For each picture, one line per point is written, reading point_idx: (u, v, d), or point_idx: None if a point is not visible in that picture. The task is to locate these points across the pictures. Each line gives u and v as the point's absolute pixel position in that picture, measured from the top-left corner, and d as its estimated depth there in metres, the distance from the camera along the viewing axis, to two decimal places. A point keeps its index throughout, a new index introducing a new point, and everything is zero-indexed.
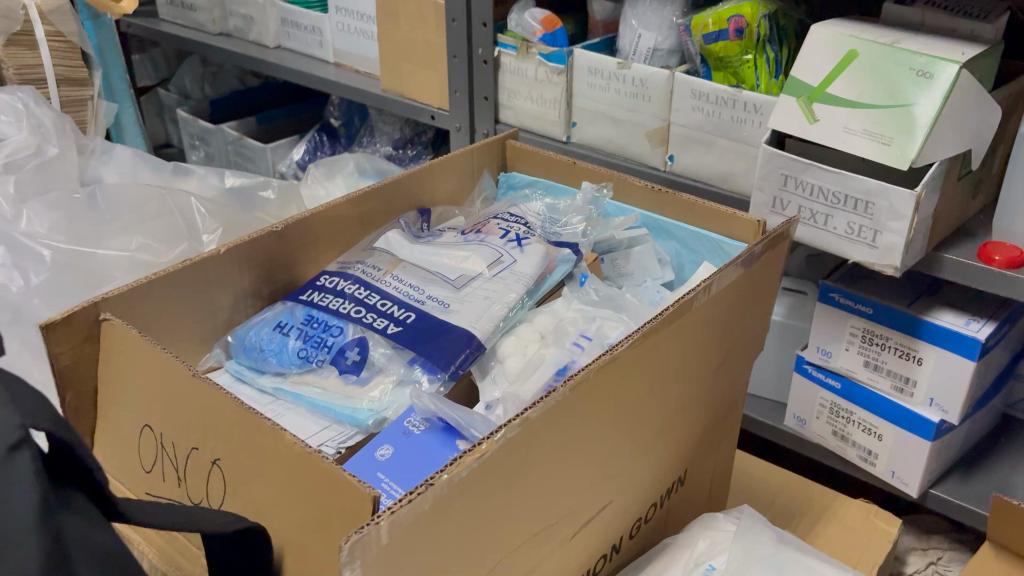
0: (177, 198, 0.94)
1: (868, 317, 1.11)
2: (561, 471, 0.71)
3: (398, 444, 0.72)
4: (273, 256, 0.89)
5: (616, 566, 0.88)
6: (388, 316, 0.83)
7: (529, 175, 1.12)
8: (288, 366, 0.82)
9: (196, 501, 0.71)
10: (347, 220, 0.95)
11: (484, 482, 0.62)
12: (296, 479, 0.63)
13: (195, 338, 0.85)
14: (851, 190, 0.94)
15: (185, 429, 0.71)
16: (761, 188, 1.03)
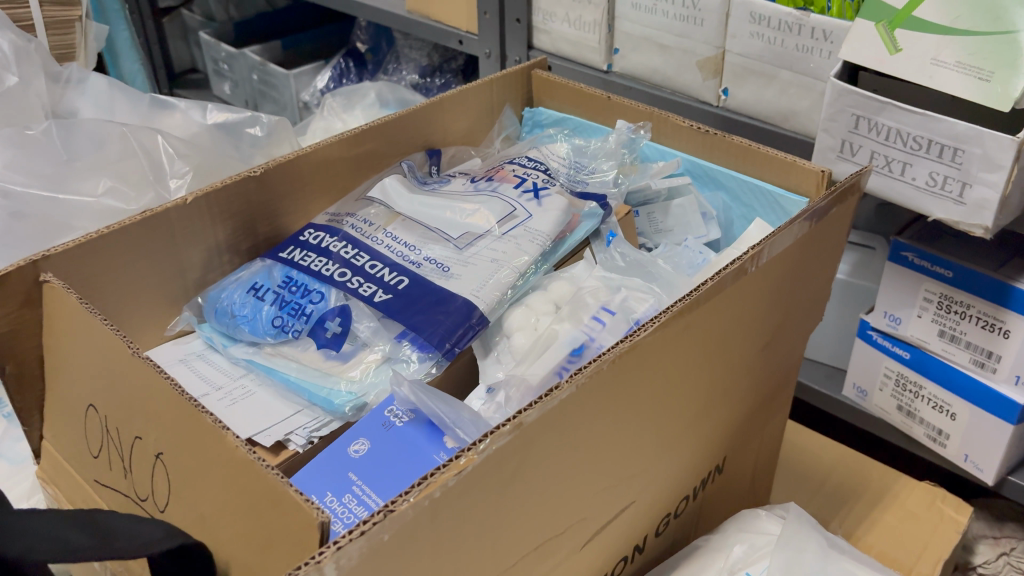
0: (141, 137, 0.82)
1: (946, 281, 0.96)
2: (569, 477, 0.59)
3: (376, 438, 0.61)
4: (252, 206, 0.77)
5: (639, 567, 0.78)
6: (377, 281, 0.71)
7: (557, 111, 0.98)
8: (262, 336, 0.71)
9: (141, 498, 0.61)
10: (341, 163, 0.83)
11: (466, 502, 0.51)
12: (241, 489, 0.52)
13: (161, 300, 0.74)
14: (937, 134, 0.78)
15: (129, 415, 0.60)
16: (828, 130, 0.87)
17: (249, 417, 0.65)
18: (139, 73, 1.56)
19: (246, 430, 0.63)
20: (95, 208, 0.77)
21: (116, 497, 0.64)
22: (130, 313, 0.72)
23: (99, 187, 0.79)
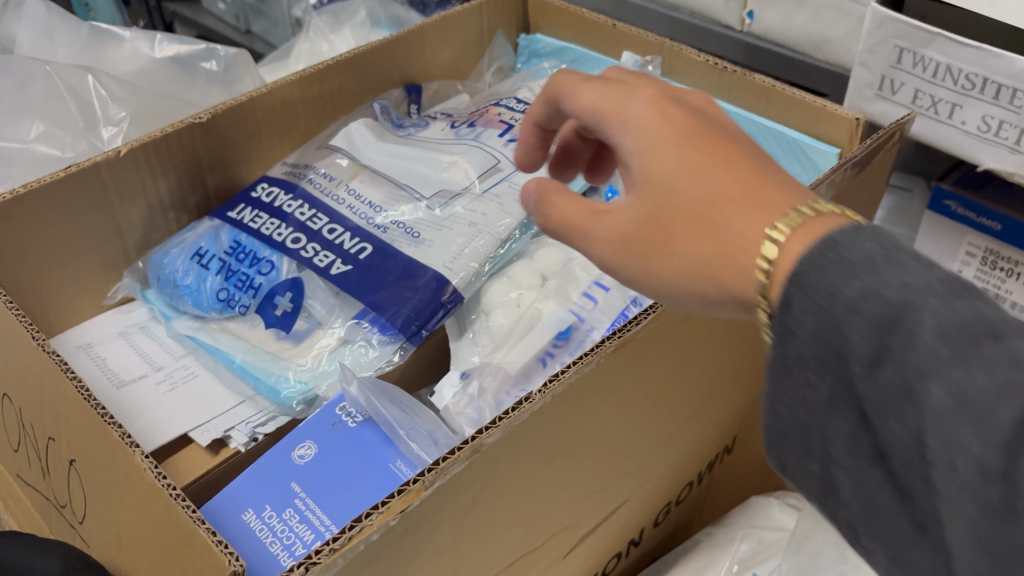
0: (71, 76, 0.71)
1: (994, 235, 0.84)
2: (545, 490, 0.51)
3: (325, 441, 0.53)
4: (198, 156, 0.68)
5: (634, 559, 0.70)
6: (336, 249, 0.62)
7: (556, 39, 0.87)
8: (207, 310, 0.62)
9: (60, 504, 0.54)
10: (303, 104, 0.73)
11: (412, 538, 0.43)
12: (151, 518, 0.44)
13: (97, 265, 0.66)
14: (993, 71, 0.63)
15: (41, 412, 0.52)
16: (865, 63, 0.72)
17: (186, 407, 0.57)
18: None
19: (182, 424, 0.56)
20: (24, 158, 0.69)
21: (38, 497, 0.57)
22: (63, 284, 0.64)
23: (31, 131, 0.69)
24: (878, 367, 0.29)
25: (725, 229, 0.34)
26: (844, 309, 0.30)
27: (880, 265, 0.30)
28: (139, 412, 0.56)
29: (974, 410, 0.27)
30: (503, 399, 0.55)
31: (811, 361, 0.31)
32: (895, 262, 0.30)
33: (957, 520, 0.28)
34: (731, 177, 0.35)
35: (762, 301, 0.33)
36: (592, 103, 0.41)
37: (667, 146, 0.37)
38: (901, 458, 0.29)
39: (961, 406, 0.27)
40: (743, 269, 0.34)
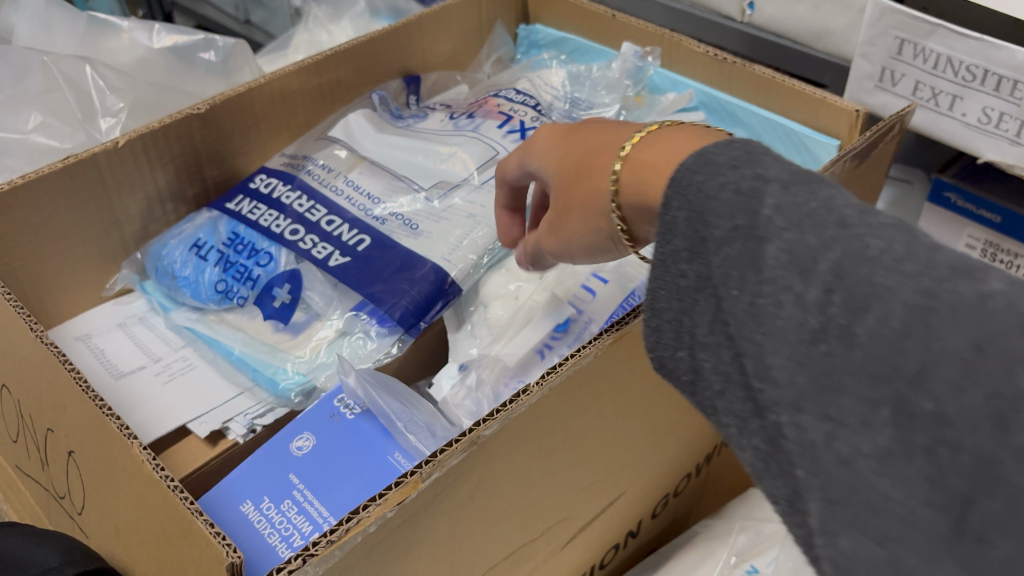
0: (69, 67, 0.71)
1: (994, 227, 0.84)
2: (542, 482, 0.52)
3: (322, 433, 0.53)
4: (196, 147, 0.68)
5: (631, 551, 0.70)
6: (334, 241, 0.62)
7: (555, 30, 0.87)
8: (205, 302, 0.62)
9: (59, 495, 0.54)
10: (301, 95, 0.73)
11: (409, 529, 0.43)
12: (150, 510, 0.44)
13: (95, 256, 0.66)
14: (993, 62, 0.63)
15: (39, 403, 0.52)
16: (866, 55, 0.72)
17: (184, 398, 0.57)
18: None
19: (180, 416, 0.56)
20: (23, 148, 0.69)
21: (37, 488, 0.57)
22: (61, 275, 0.64)
23: (28, 122, 0.69)
24: (723, 239, 0.30)
25: (587, 167, 0.43)
26: (703, 194, 0.31)
27: (740, 159, 0.31)
28: (137, 404, 0.57)
29: (796, 261, 0.27)
30: (503, 390, 0.55)
31: (674, 244, 0.32)
32: (758, 157, 0.31)
33: (780, 371, 0.27)
34: (591, 139, 0.45)
35: (613, 198, 0.40)
36: (514, 169, 0.51)
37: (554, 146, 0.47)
38: (732, 319, 0.29)
39: (791, 262, 0.27)
40: (603, 191, 0.42)
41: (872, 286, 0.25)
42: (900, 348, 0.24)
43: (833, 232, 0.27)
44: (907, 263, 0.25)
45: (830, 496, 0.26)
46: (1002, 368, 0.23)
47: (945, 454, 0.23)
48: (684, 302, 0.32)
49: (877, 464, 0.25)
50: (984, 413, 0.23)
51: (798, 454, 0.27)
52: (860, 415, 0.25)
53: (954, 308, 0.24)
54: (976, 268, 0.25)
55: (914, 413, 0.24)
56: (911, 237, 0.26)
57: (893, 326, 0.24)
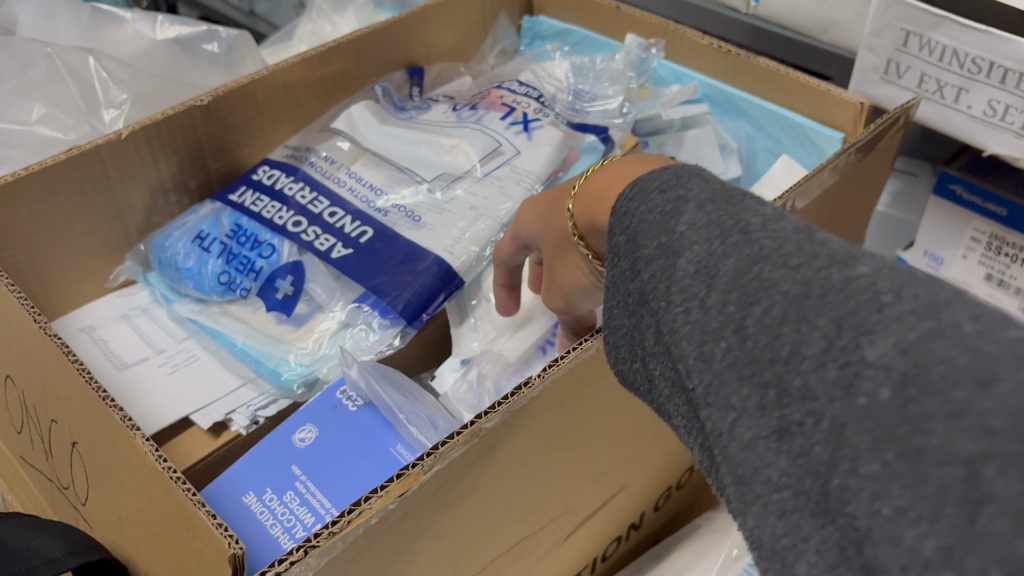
0: (72, 58, 0.71)
1: (999, 220, 0.84)
2: (544, 474, 0.52)
3: (325, 425, 0.53)
4: (199, 139, 0.68)
5: (633, 543, 0.70)
6: (337, 233, 0.62)
7: (559, 21, 0.87)
8: (208, 293, 0.62)
9: (63, 486, 0.54)
10: (304, 87, 0.73)
11: (410, 521, 0.43)
12: (153, 501, 0.45)
13: (98, 248, 0.66)
14: (999, 55, 0.63)
15: (43, 394, 0.53)
16: (871, 47, 0.71)
17: (186, 390, 0.57)
18: None
19: (182, 407, 0.56)
20: (26, 139, 0.69)
21: (41, 479, 0.57)
22: (64, 266, 0.64)
23: (32, 113, 0.69)
24: (650, 258, 0.31)
25: (553, 205, 0.49)
26: (636, 219, 0.33)
27: (669, 184, 0.32)
28: (140, 395, 0.57)
29: (701, 266, 0.28)
30: (502, 383, 0.55)
31: (622, 269, 0.33)
32: (685, 179, 0.32)
33: (693, 370, 0.28)
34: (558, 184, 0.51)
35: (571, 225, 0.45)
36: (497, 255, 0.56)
37: (521, 217, 0.53)
38: (659, 327, 0.30)
39: (698, 270, 0.28)
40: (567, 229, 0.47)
41: (761, 281, 0.26)
42: (778, 334, 0.25)
43: (735, 238, 0.27)
44: (793, 257, 0.26)
45: (737, 478, 0.26)
46: (852, 339, 0.23)
47: (812, 425, 0.24)
48: (634, 319, 0.33)
49: (771, 445, 0.25)
50: (839, 383, 0.23)
51: (713, 446, 0.27)
52: (752, 400, 0.25)
53: (825, 292, 0.24)
54: (857, 253, 0.25)
55: (791, 390, 0.24)
56: (804, 232, 0.26)
57: (774, 315, 0.25)
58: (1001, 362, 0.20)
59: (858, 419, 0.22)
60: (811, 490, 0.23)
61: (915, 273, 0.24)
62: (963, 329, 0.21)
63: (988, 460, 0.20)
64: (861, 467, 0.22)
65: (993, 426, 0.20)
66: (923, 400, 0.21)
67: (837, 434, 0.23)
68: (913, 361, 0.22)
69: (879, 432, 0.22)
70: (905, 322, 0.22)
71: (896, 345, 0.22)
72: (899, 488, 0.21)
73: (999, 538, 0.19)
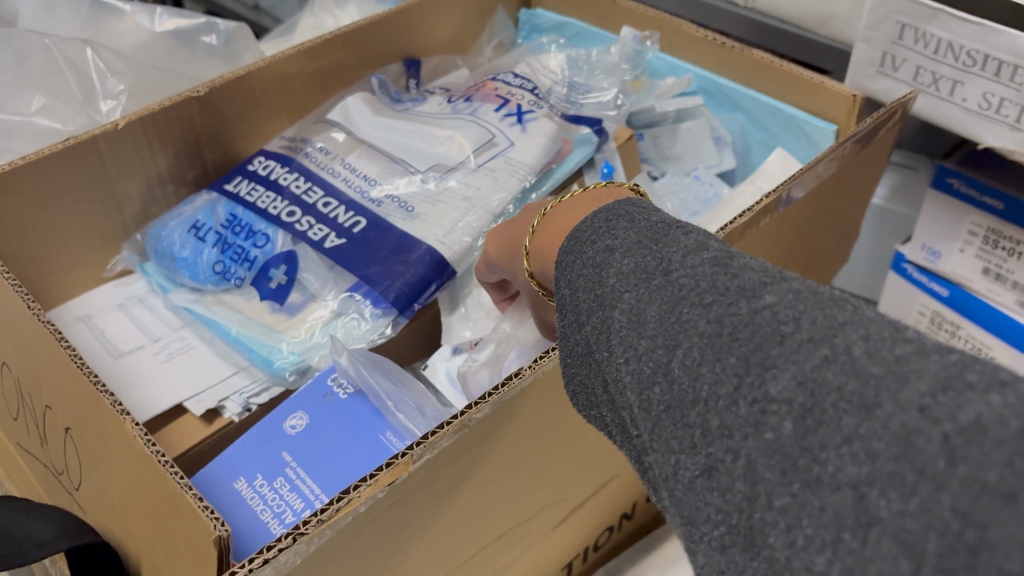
0: (70, 49, 0.72)
1: (996, 214, 0.83)
2: (537, 464, 0.52)
3: (315, 412, 0.53)
4: (195, 131, 0.68)
5: (626, 534, 0.71)
6: (330, 223, 0.62)
7: (557, 14, 0.87)
8: (203, 282, 0.63)
9: (57, 472, 0.55)
10: (300, 79, 0.73)
11: (402, 506, 0.43)
12: (143, 486, 0.45)
13: (96, 239, 0.67)
14: (994, 48, 0.62)
15: (38, 381, 0.53)
16: (867, 40, 0.71)
17: (180, 377, 0.58)
18: None
19: (176, 394, 0.57)
20: (25, 130, 0.69)
21: (37, 465, 0.58)
22: (61, 255, 0.65)
23: (31, 104, 0.70)
24: (589, 311, 0.33)
25: (513, 255, 0.50)
26: (573, 272, 0.35)
27: (598, 234, 0.35)
28: (134, 382, 0.57)
29: (631, 315, 0.30)
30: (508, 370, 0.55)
31: (568, 322, 0.35)
32: (611, 227, 0.35)
33: (640, 420, 0.30)
34: (513, 228, 0.50)
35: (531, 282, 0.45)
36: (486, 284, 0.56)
37: (490, 254, 0.53)
38: (607, 377, 0.33)
39: (631, 321, 0.30)
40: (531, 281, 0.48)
41: (681, 323, 0.28)
42: (698, 375, 0.27)
43: (657, 282, 0.30)
44: (706, 296, 0.28)
45: (686, 519, 0.28)
46: (758, 375, 0.26)
47: (730, 461, 0.26)
48: (585, 369, 0.35)
49: (703, 483, 0.27)
50: (749, 419, 0.26)
51: (664, 491, 0.29)
52: (686, 440, 0.28)
53: (736, 327, 0.27)
54: (763, 284, 0.28)
55: (712, 429, 0.27)
56: (718, 266, 0.29)
57: (693, 357, 0.28)
58: (884, 383, 0.23)
59: (766, 453, 0.25)
60: (738, 524, 0.26)
61: (817, 297, 0.27)
62: (854, 353, 0.24)
63: (872, 483, 0.23)
64: (775, 502, 0.25)
65: (874, 449, 0.23)
66: (819, 429, 0.24)
67: (751, 470, 0.25)
68: (810, 392, 0.24)
69: (785, 464, 0.24)
70: (802, 353, 0.25)
71: (795, 377, 0.25)
72: (808, 518, 0.24)
73: (887, 557, 0.22)
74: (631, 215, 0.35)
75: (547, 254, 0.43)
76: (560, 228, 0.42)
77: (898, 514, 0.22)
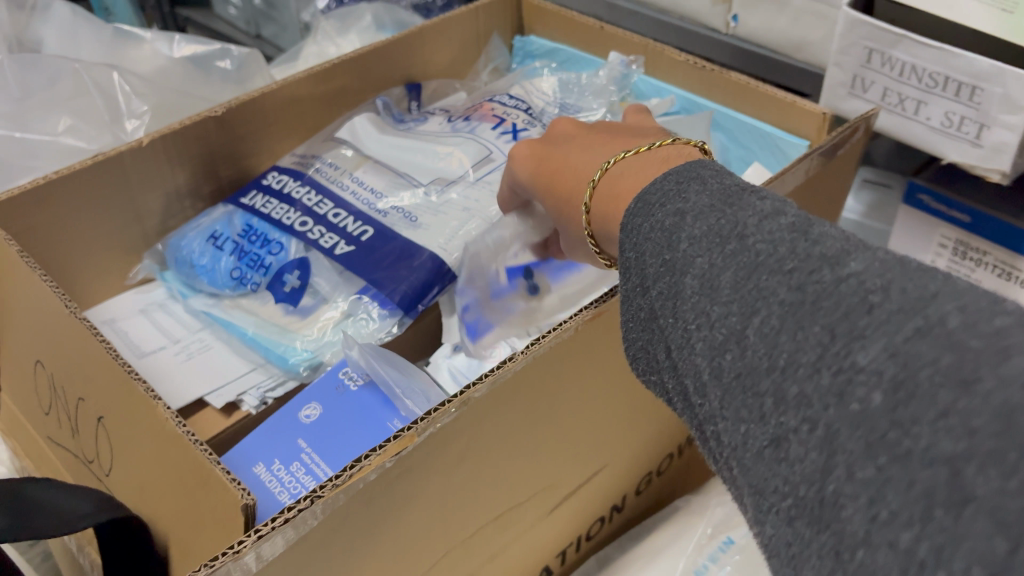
0: (98, 73, 0.77)
1: (963, 227, 0.88)
2: (533, 446, 0.57)
3: (328, 403, 0.58)
4: (212, 148, 0.73)
5: (617, 526, 0.75)
6: (340, 232, 0.67)
7: (548, 41, 0.93)
8: (221, 288, 0.68)
9: (88, 460, 0.59)
10: (309, 100, 0.78)
11: (408, 478, 0.48)
12: (172, 464, 0.50)
13: (121, 248, 0.72)
14: (954, 71, 0.67)
15: (71, 374, 0.58)
16: (837, 64, 0.75)
17: (201, 375, 0.63)
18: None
19: (197, 390, 0.61)
20: (53, 148, 0.74)
21: (66, 456, 0.62)
22: (86, 263, 0.69)
23: (59, 125, 0.75)
24: (655, 275, 0.35)
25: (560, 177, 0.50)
26: (639, 235, 0.36)
27: (668, 196, 0.36)
28: (158, 378, 0.62)
29: (703, 281, 0.32)
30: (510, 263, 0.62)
31: (631, 285, 0.37)
32: (683, 190, 0.36)
33: (710, 387, 0.31)
34: (561, 165, 0.50)
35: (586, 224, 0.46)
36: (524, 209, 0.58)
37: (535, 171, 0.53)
38: (671, 344, 0.34)
39: (702, 286, 0.32)
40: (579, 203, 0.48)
41: (759, 291, 0.30)
42: (777, 343, 0.28)
43: (732, 246, 0.31)
44: (786, 263, 0.29)
45: (755, 489, 0.29)
46: (845, 345, 0.27)
47: (806, 431, 0.27)
48: (647, 334, 0.37)
49: (772, 454, 0.28)
50: (834, 388, 0.27)
51: (733, 460, 0.30)
52: (755, 409, 0.29)
53: (818, 297, 0.28)
54: (845, 253, 0.29)
55: (788, 397, 0.28)
56: (798, 232, 0.30)
57: (773, 324, 0.29)
58: (984, 358, 0.24)
59: (851, 424, 0.26)
60: (808, 496, 0.27)
61: (903, 267, 0.28)
62: (949, 325, 0.25)
63: (969, 459, 0.23)
64: (856, 473, 0.25)
65: (972, 425, 0.23)
66: (910, 403, 0.25)
67: (830, 439, 0.26)
68: (902, 364, 0.25)
69: (872, 437, 0.25)
70: (892, 324, 0.26)
71: (885, 349, 0.26)
72: (893, 493, 0.24)
73: (981, 536, 0.22)
74: (702, 180, 0.36)
75: (613, 221, 0.43)
76: (628, 191, 0.41)
77: (996, 493, 0.22)
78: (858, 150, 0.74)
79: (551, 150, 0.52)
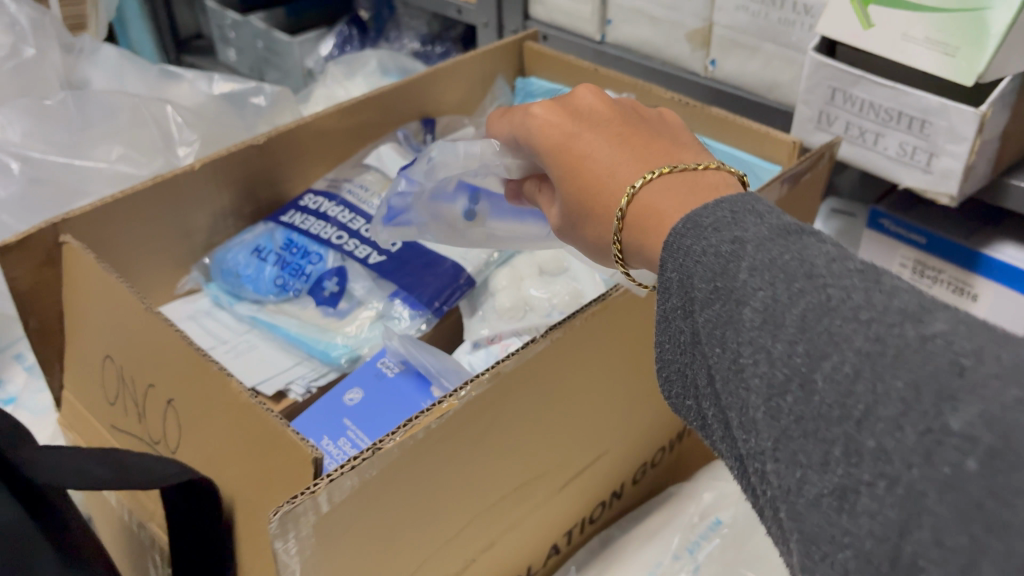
0: (153, 107, 0.86)
1: (920, 247, 0.98)
2: (547, 424, 0.65)
3: (368, 388, 0.66)
4: (254, 173, 0.82)
5: (617, 512, 0.84)
6: (372, 243, 0.77)
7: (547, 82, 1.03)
8: (265, 294, 0.77)
9: (155, 441, 0.67)
10: (338, 133, 0.88)
11: (443, 444, 0.56)
12: (242, 431, 0.57)
13: (172, 261, 0.80)
14: (906, 106, 0.76)
15: (142, 364, 0.65)
16: (805, 101, 0.84)
17: (251, 369, 0.71)
18: (149, 42, 1.40)
19: (249, 380, 0.69)
20: (109, 173, 0.83)
21: (130, 440, 0.70)
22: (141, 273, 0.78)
23: (112, 153, 0.84)
24: (707, 299, 0.36)
25: (589, 154, 0.51)
26: (688, 258, 0.37)
27: (722, 222, 0.37)
28: None
29: (765, 315, 0.33)
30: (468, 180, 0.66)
31: (677, 302, 0.39)
32: (740, 220, 0.37)
33: (762, 423, 0.33)
34: (584, 144, 0.52)
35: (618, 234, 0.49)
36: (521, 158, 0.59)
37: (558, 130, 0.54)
38: (716, 370, 0.36)
39: (764, 322, 0.33)
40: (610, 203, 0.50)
41: (831, 336, 0.31)
42: (851, 391, 0.30)
43: (800, 285, 0.33)
44: (861, 313, 0.31)
45: (806, 537, 0.31)
46: (934, 406, 0.28)
47: (883, 488, 0.29)
48: (689, 354, 0.39)
49: (834, 504, 0.30)
50: (919, 449, 0.28)
51: (783, 502, 0.33)
52: (817, 455, 0.31)
53: (900, 352, 0.30)
54: (926, 312, 0.31)
55: (859, 449, 0.30)
56: (868, 284, 0.32)
57: (845, 370, 0.30)
58: None
59: (940, 488, 0.27)
60: (875, 553, 0.29)
61: (987, 335, 0.29)
62: None
63: None
64: (944, 540, 0.27)
65: None
66: (1011, 473, 0.26)
67: (914, 499, 0.28)
68: (998, 433, 0.27)
69: (966, 505, 0.27)
70: (989, 391, 0.27)
71: (980, 415, 0.27)
72: (989, 562, 0.26)
73: None
74: (756, 212, 0.38)
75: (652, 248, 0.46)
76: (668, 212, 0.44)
77: None
78: (824, 176, 0.85)
79: (575, 130, 0.53)
